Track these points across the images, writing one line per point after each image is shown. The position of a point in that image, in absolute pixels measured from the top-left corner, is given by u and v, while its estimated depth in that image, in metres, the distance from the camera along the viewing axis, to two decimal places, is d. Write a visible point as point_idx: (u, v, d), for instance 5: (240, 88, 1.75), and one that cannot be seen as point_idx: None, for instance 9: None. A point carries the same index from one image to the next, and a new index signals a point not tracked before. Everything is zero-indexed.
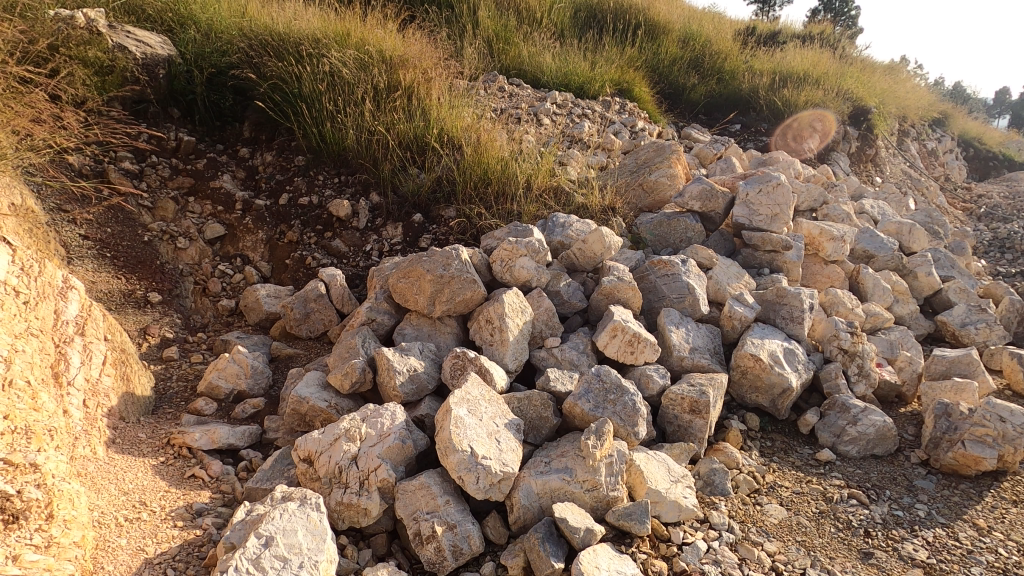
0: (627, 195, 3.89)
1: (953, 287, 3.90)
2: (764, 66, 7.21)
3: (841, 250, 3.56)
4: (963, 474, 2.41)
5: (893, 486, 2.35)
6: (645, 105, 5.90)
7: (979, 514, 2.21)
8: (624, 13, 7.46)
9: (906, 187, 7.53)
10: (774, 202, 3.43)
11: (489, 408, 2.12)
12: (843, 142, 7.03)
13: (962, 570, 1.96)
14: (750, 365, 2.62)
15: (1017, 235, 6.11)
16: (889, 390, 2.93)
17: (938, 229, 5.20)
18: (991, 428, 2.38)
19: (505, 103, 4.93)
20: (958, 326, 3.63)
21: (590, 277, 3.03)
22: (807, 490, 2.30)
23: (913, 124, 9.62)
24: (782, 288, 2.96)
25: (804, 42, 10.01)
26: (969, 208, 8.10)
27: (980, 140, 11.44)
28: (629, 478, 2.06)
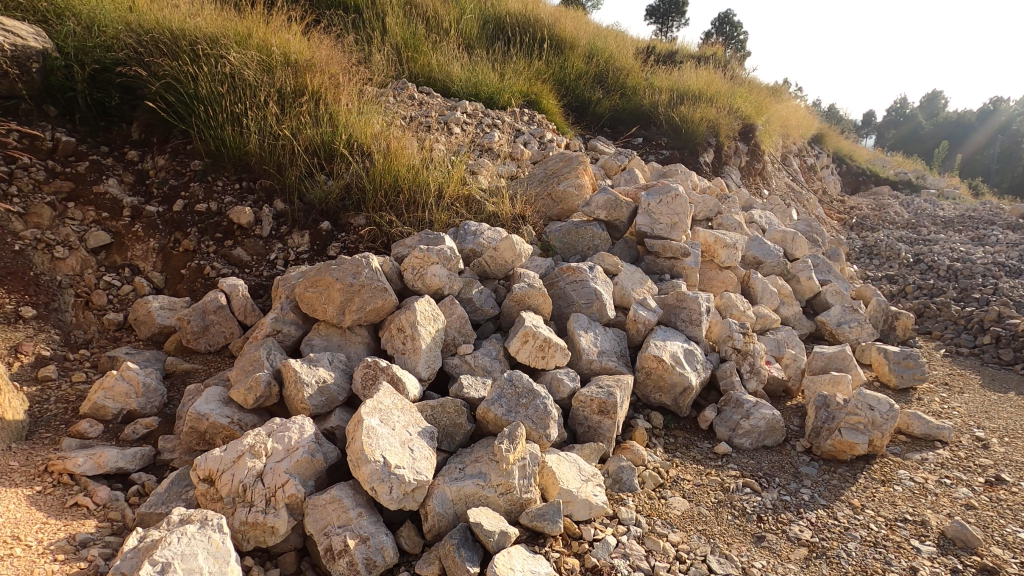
0: (537, 204, 3.99)
1: (830, 289, 4.29)
2: (662, 83, 7.62)
3: (733, 257, 3.82)
4: (841, 459, 2.64)
5: (782, 473, 2.55)
6: (553, 117, 6.07)
7: (855, 494, 2.42)
8: (531, 28, 7.66)
9: (790, 199, 8.19)
10: (673, 212, 3.65)
11: (403, 417, 2.10)
12: (733, 156, 7.55)
13: (840, 545, 2.12)
14: (653, 366, 2.76)
15: (882, 244, 6.79)
16: (777, 386, 3.18)
17: (817, 238, 5.70)
18: (863, 416, 2.63)
19: (415, 111, 4.91)
20: (835, 325, 4.00)
21: (501, 284, 3.09)
22: (706, 482, 2.45)
23: (795, 141, 10.48)
24: (681, 292, 3.14)
25: (699, 62, 10.68)
26: (843, 219, 8.92)
27: (850, 158, 12.64)
28: (541, 480, 2.11)
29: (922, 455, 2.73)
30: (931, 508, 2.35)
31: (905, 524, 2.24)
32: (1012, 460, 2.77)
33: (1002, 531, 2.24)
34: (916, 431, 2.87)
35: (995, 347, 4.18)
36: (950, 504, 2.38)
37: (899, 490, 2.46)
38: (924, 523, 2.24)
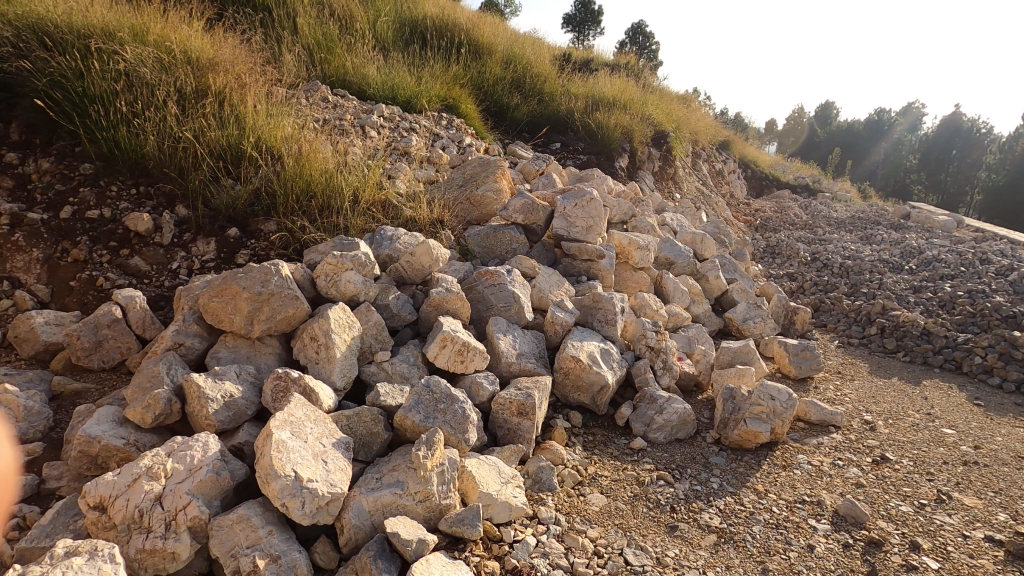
0: (456, 208, 3.99)
1: (736, 288, 4.53)
2: (579, 90, 7.80)
3: (646, 258, 3.96)
4: (746, 448, 2.79)
5: (693, 464, 2.66)
6: (472, 122, 6.08)
7: (759, 480, 2.57)
8: (448, 32, 7.66)
9: (700, 202, 8.60)
10: (589, 215, 3.73)
11: (316, 428, 2.03)
12: (646, 162, 7.85)
13: (746, 529, 2.24)
14: (571, 366, 2.81)
15: (783, 244, 7.25)
16: (689, 380, 3.32)
17: (724, 238, 6.01)
18: (765, 406, 2.81)
19: (329, 114, 4.78)
20: (741, 321, 4.22)
21: (419, 290, 3.06)
22: (623, 477, 2.52)
23: (704, 147, 11.01)
24: (597, 293, 3.22)
25: (613, 70, 11.04)
26: (749, 220, 9.45)
27: (754, 164, 13.41)
28: (461, 485, 2.10)
29: (818, 440, 2.94)
30: (826, 489, 2.53)
31: (803, 505, 2.40)
32: (895, 440, 3.03)
33: (886, 505, 2.44)
34: (813, 417, 3.08)
35: (881, 336, 4.54)
36: (843, 484, 2.57)
37: (798, 473, 2.63)
38: (820, 503, 2.41)
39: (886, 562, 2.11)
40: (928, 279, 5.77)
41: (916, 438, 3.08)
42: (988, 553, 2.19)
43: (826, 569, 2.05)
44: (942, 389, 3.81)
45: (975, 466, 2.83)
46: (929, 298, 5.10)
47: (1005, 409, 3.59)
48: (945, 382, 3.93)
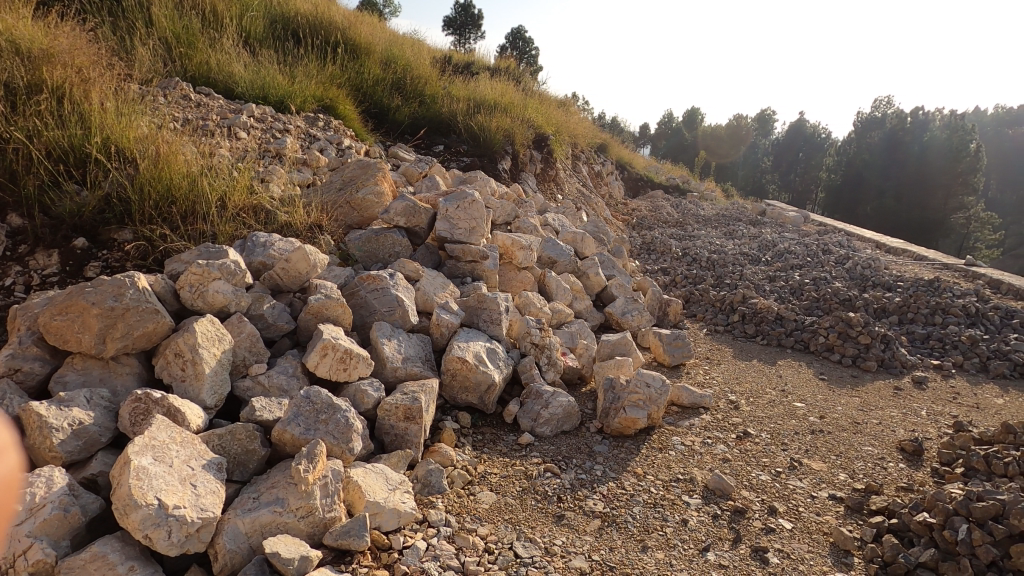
0: (335, 213, 3.87)
1: (614, 283, 4.76)
2: (460, 93, 7.84)
3: (530, 257, 4.06)
4: (626, 434, 2.94)
5: (578, 454, 2.77)
6: (351, 123, 5.92)
7: (638, 463, 2.72)
8: (322, 30, 7.41)
9: (580, 203, 8.95)
10: (471, 217, 3.75)
11: (183, 451, 1.89)
12: (528, 164, 8.04)
13: (627, 511, 2.36)
14: (458, 367, 2.82)
15: (657, 241, 7.71)
16: (573, 374, 3.45)
17: (604, 237, 6.30)
18: (642, 393, 2.98)
19: (192, 113, 4.46)
20: (620, 315, 4.44)
21: (297, 297, 2.93)
22: (512, 472, 2.58)
23: (583, 149, 11.46)
24: (481, 294, 3.26)
25: (493, 74, 11.21)
26: (627, 219, 9.96)
27: (630, 166, 14.15)
28: (347, 496, 2.05)
29: (690, 421, 3.16)
30: (697, 466, 2.72)
31: (678, 483, 2.57)
32: (755, 416, 3.33)
33: (749, 476, 2.67)
34: (685, 401, 3.31)
35: (742, 323, 4.97)
36: (712, 460, 2.79)
37: (673, 454, 2.82)
38: (692, 480, 2.59)
39: (749, 527, 2.31)
40: (781, 269, 6.39)
41: (773, 413, 3.40)
42: (832, 510, 2.47)
43: (698, 540, 2.21)
44: (794, 367, 4.24)
45: (821, 434, 3.18)
46: (782, 286, 5.65)
47: (844, 381, 4.06)
48: (797, 361, 4.37)
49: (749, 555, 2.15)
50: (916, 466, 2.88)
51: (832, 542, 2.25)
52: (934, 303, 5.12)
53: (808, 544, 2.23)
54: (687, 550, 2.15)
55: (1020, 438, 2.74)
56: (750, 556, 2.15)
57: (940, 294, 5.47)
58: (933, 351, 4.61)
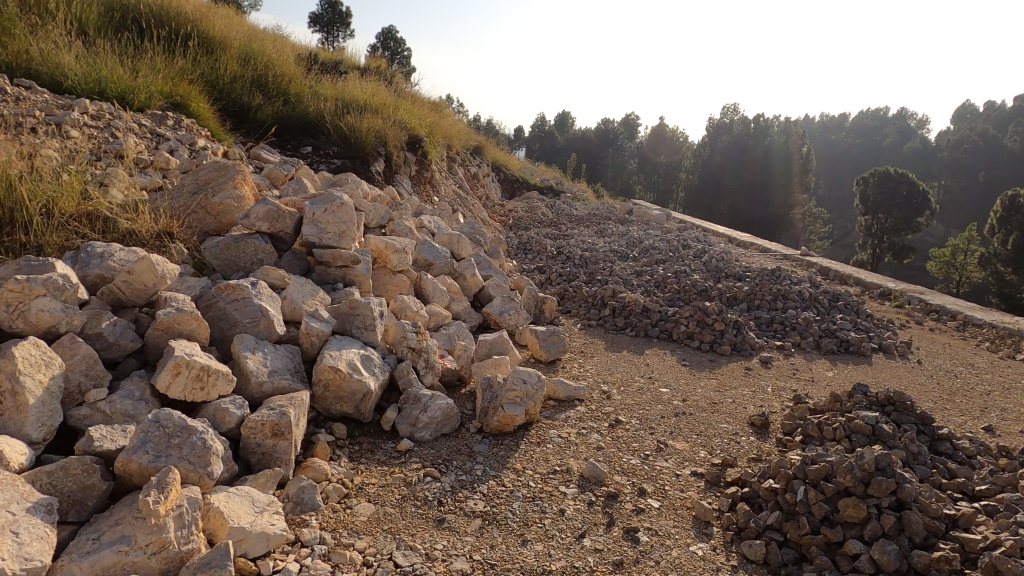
0: (188, 219, 3.57)
1: (491, 283, 4.82)
2: (327, 92, 7.55)
3: (404, 260, 4.00)
4: (505, 431, 2.99)
5: (459, 455, 2.76)
6: (206, 123, 5.49)
7: (517, 459, 2.77)
8: (169, 21, 6.82)
9: (457, 204, 8.96)
10: (340, 220, 3.61)
11: (2, 495, 1.65)
12: (402, 166, 7.92)
13: (507, 507, 2.39)
14: (330, 377, 2.71)
15: (533, 241, 7.91)
16: (451, 375, 3.44)
17: (480, 238, 6.35)
18: (519, 390, 3.04)
19: (9, 109, 3.92)
20: (498, 314, 4.50)
21: (143, 313, 2.67)
22: (391, 481, 2.52)
23: (458, 151, 11.48)
24: (353, 299, 3.15)
25: (363, 74, 10.93)
26: (504, 220, 10.12)
27: (505, 168, 14.39)
28: (207, 524, 1.89)
29: (565, 414, 3.27)
30: (573, 457, 2.82)
31: (555, 475, 2.65)
32: (626, 404, 3.51)
33: (621, 461, 2.82)
34: (560, 394, 3.43)
35: (613, 316, 5.23)
36: (586, 450, 2.90)
37: (550, 447, 2.90)
38: (568, 470, 2.69)
39: (622, 510, 2.43)
40: (647, 264, 6.81)
41: (641, 400, 3.61)
42: (694, 485, 2.66)
43: (575, 527, 2.29)
44: (659, 355, 4.53)
45: (684, 416, 3.42)
46: (648, 280, 6.02)
47: (703, 365, 4.40)
48: (662, 350, 4.68)
49: (621, 536, 2.26)
50: (764, 438, 3.18)
51: (694, 515, 2.43)
52: (776, 290, 5.70)
53: (673, 520, 2.39)
54: (564, 539, 2.22)
55: (845, 405, 3.12)
56: (622, 537, 2.26)
57: (780, 282, 6.10)
58: (777, 333, 5.13)
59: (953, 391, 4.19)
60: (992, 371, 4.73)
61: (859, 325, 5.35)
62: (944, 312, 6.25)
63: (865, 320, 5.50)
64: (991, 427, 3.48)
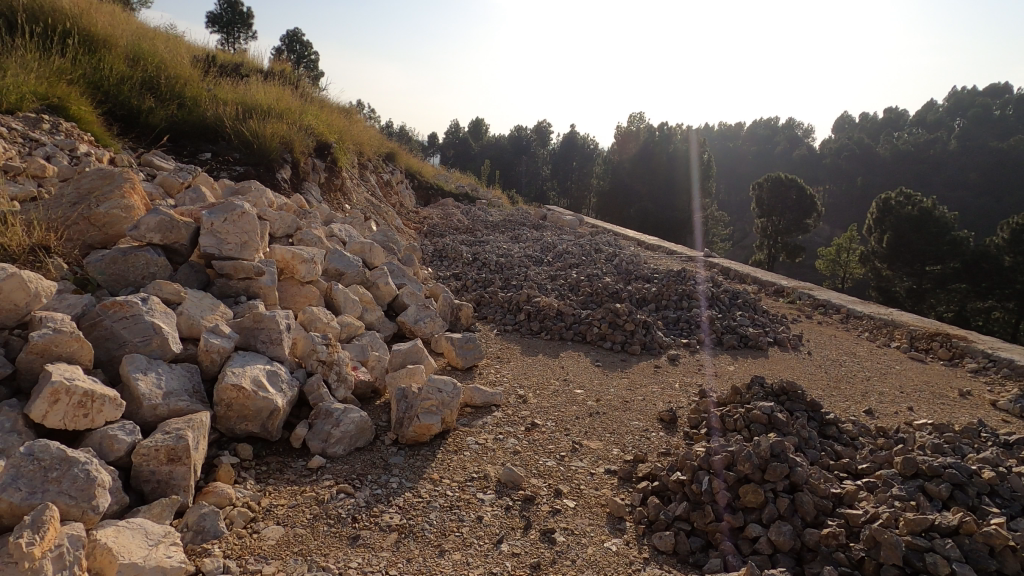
0: (69, 231, 3.29)
1: (405, 292, 4.76)
2: (227, 95, 7.19)
3: (313, 271, 3.87)
4: (422, 441, 2.95)
5: (374, 469, 2.70)
6: (89, 127, 5.08)
7: (434, 469, 2.74)
8: (43, 16, 6.27)
9: (369, 212, 8.78)
10: (242, 230, 3.44)
11: None
12: (310, 173, 7.67)
13: (423, 518, 2.36)
14: (233, 396, 2.56)
15: (448, 248, 7.88)
16: (364, 388, 3.36)
17: (394, 246, 6.25)
18: (434, 399, 3.01)
19: None
20: (413, 323, 4.45)
21: (15, 335, 2.42)
22: (302, 501, 2.41)
23: (370, 157, 11.26)
24: (257, 313, 3.01)
25: (267, 77, 10.51)
26: (418, 227, 10.02)
27: (419, 174, 14.26)
28: (93, 563, 1.73)
29: (482, 420, 3.28)
30: (490, 463, 2.83)
31: (473, 482, 2.64)
32: (542, 407, 3.56)
33: (537, 464, 2.86)
34: (477, 401, 3.43)
35: (528, 321, 5.30)
36: (503, 455, 2.91)
37: (467, 454, 2.89)
38: (485, 476, 2.68)
39: (538, 512, 2.46)
40: (561, 268, 6.95)
41: (557, 402, 3.68)
42: (608, 483, 2.74)
43: (492, 534, 2.29)
44: (574, 358, 4.64)
45: (598, 415, 3.51)
46: (562, 285, 6.14)
47: (615, 365, 4.55)
48: (576, 352, 4.79)
49: (538, 539, 2.29)
50: (673, 432, 3.33)
51: (608, 512, 2.50)
52: (681, 290, 5.97)
53: (588, 518, 2.45)
54: (482, 546, 2.21)
55: (744, 397, 3.32)
56: (539, 539, 2.29)
57: (685, 282, 6.40)
58: (683, 331, 5.38)
59: (839, 379, 4.55)
60: (871, 358, 5.19)
61: (756, 320, 5.71)
62: (830, 306, 6.79)
63: (762, 316, 5.88)
64: (871, 410, 3.81)
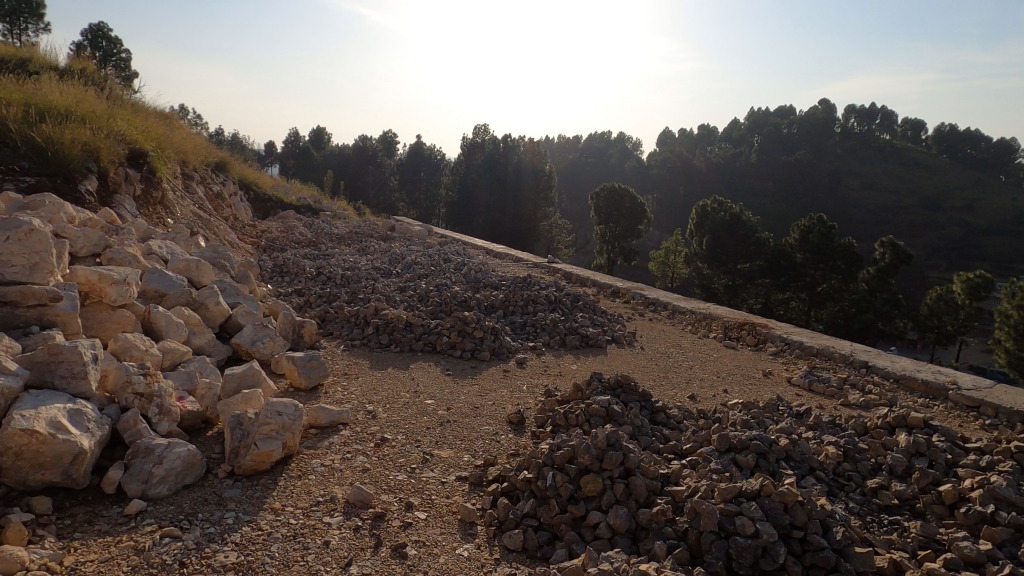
0: None
1: (240, 311, 4.43)
2: (9, 95, 6.18)
3: (126, 293, 3.46)
4: (261, 470, 2.76)
5: (206, 506, 2.47)
6: None
7: (276, 498, 2.56)
8: None
9: (197, 226, 8.05)
10: (31, 250, 3.04)
11: None
12: (122, 183, 6.85)
13: (264, 552, 2.20)
14: (25, 443, 2.20)
15: (289, 263, 7.47)
16: (194, 419, 3.06)
17: (226, 262, 5.79)
18: (273, 423, 2.83)
19: None
20: (249, 344, 4.15)
21: None
22: (116, 552, 2.14)
23: (196, 167, 10.33)
24: (54, 344, 2.62)
25: (64, 76, 9.22)
26: (256, 241, 9.39)
27: (255, 185, 13.35)
28: None
29: (328, 441, 3.15)
30: (337, 484, 2.72)
31: (319, 506, 2.52)
32: (391, 421, 3.50)
33: (387, 479, 2.80)
34: (322, 421, 3.29)
35: (376, 334, 5.18)
36: (352, 474, 2.82)
37: (313, 478, 2.76)
38: (333, 499, 2.58)
39: (389, 529, 2.41)
40: (410, 279, 6.89)
41: (407, 414, 3.64)
42: (458, 490, 2.76)
43: (341, 557, 2.21)
44: (424, 368, 4.62)
45: (448, 424, 3.52)
46: (411, 296, 6.10)
47: (465, 372, 4.60)
48: (427, 362, 4.77)
49: (389, 555, 2.25)
50: (521, 433, 3.45)
51: (459, 519, 2.53)
52: (527, 295, 6.22)
53: (440, 527, 2.45)
54: (330, 572, 2.12)
55: (585, 393, 3.53)
56: (390, 556, 2.24)
57: (531, 288, 6.65)
58: (529, 335, 5.59)
59: (667, 369, 5.01)
60: (693, 349, 5.78)
61: (596, 320, 6.09)
62: (659, 304, 7.47)
63: (600, 316, 6.30)
64: (693, 396, 4.24)
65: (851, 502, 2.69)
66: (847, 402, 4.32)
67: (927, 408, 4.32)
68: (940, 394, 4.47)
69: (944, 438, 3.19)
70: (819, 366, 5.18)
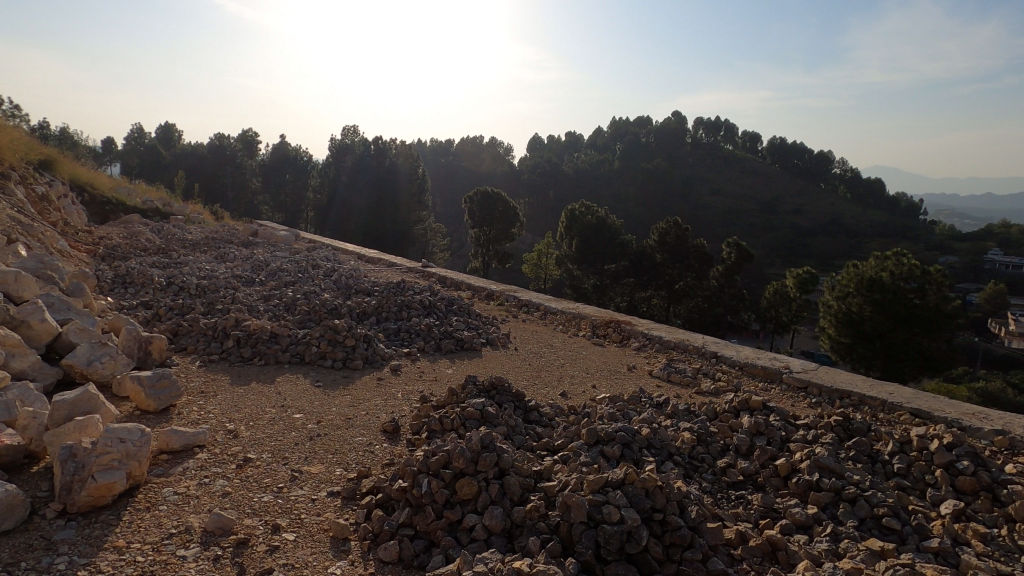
0: None
1: (71, 328, 3.93)
2: None
3: None
4: (101, 505, 2.46)
5: (32, 553, 2.16)
6: None
7: (119, 535, 2.31)
8: None
9: (16, 232, 7.04)
10: None
11: None
12: None
13: None
14: None
15: (134, 272, 6.77)
16: (14, 454, 2.68)
17: (54, 273, 5.13)
18: (115, 452, 2.55)
19: None
20: (84, 365, 3.70)
21: None
22: None
23: (12, 166, 9.04)
24: None
25: None
26: (92, 248, 8.40)
27: (90, 185, 11.93)
28: None
29: (182, 466, 2.89)
30: (193, 513, 2.51)
31: (171, 539, 2.31)
32: (256, 439, 3.29)
33: (251, 502, 2.63)
34: (175, 445, 3.01)
35: (237, 347, 4.85)
36: (210, 500, 2.61)
37: (164, 509, 2.51)
38: (188, 529, 2.37)
39: (253, 555, 2.26)
40: (274, 287, 6.52)
41: (273, 430, 3.44)
42: (330, 506, 2.66)
43: None
44: (291, 380, 4.39)
45: (318, 438, 3.38)
46: (276, 305, 5.77)
47: (336, 383, 4.44)
48: (294, 374, 4.54)
49: None
50: (396, 441, 3.39)
51: (331, 536, 2.43)
52: (400, 301, 6.13)
53: (310, 547, 2.35)
54: None
55: (460, 396, 3.54)
56: None
57: (404, 293, 6.55)
58: (403, 341, 5.51)
59: (539, 368, 5.17)
60: (564, 347, 6.02)
61: (471, 324, 6.14)
62: (532, 305, 7.68)
63: (474, 318, 6.35)
64: (565, 393, 4.42)
65: (704, 482, 2.94)
66: (700, 390, 4.72)
67: (766, 390, 4.83)
68: (776, 377, 5.01)
69: (779, 416, 3.59)
70: (676, 358, 5.61)
